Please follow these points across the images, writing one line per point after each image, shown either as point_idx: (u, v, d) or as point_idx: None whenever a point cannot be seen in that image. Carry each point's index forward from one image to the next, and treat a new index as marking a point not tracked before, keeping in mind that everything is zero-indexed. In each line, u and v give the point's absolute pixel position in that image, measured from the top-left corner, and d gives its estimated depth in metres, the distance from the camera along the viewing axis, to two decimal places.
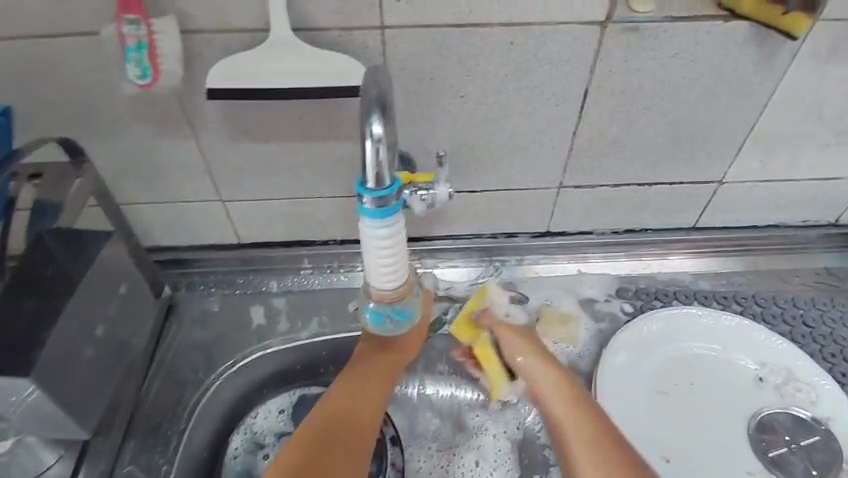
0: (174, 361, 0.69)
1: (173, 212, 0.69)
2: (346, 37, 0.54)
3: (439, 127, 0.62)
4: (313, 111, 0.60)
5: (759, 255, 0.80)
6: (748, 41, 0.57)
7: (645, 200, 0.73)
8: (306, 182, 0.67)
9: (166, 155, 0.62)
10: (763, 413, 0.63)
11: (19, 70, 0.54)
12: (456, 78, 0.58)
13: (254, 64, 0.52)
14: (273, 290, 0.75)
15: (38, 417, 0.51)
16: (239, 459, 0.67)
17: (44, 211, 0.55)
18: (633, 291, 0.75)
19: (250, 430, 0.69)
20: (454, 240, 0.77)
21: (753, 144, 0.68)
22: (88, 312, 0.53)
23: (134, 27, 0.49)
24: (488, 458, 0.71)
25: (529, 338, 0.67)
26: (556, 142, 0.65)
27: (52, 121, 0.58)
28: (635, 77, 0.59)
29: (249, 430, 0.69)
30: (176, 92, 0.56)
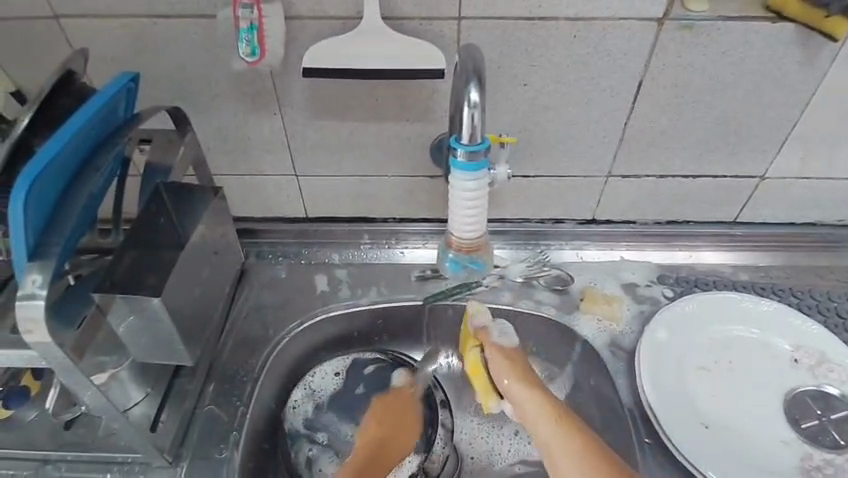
0: (245, 320, 0.76)
1: (251, 184, 0.76)
2: (426, 26, 0.60)
3: (501, 113, 0.68)
4: (388, 94, 0.66)
5: (797, 251, 0.83)
6: (794, 42, 0.62)
7: (688, 192, 0.77)
8: (374, 161, 0.73)
9: (254, 130, 0.69)
10: (798, 390, 0.68)
11: (141, 47, 0.61)
12: (520, 67, 0.64)
13: (346, 47, 0.59)
14: (335, 262, 0.82)
15: (151, 339, 0.56)
16: (300, 409, 0.71)
17: (155, 171, 0.60)
18: (673, 278, 0.79)
19: (310, 387, 0.74)
20: (504, 223, 0.81)
21: (795, 141, 0.71)
22: (196, 257, 0.60)
23: (247, 11, 0.57)
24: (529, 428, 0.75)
25: (511, 354, 0.60)
26: (608, 131, 0.70)
27: (158, 94, 0.66)
28: (685, 72, 0.64)
29: (308, 387, 0.74)
30: (270, 71, 0.63)
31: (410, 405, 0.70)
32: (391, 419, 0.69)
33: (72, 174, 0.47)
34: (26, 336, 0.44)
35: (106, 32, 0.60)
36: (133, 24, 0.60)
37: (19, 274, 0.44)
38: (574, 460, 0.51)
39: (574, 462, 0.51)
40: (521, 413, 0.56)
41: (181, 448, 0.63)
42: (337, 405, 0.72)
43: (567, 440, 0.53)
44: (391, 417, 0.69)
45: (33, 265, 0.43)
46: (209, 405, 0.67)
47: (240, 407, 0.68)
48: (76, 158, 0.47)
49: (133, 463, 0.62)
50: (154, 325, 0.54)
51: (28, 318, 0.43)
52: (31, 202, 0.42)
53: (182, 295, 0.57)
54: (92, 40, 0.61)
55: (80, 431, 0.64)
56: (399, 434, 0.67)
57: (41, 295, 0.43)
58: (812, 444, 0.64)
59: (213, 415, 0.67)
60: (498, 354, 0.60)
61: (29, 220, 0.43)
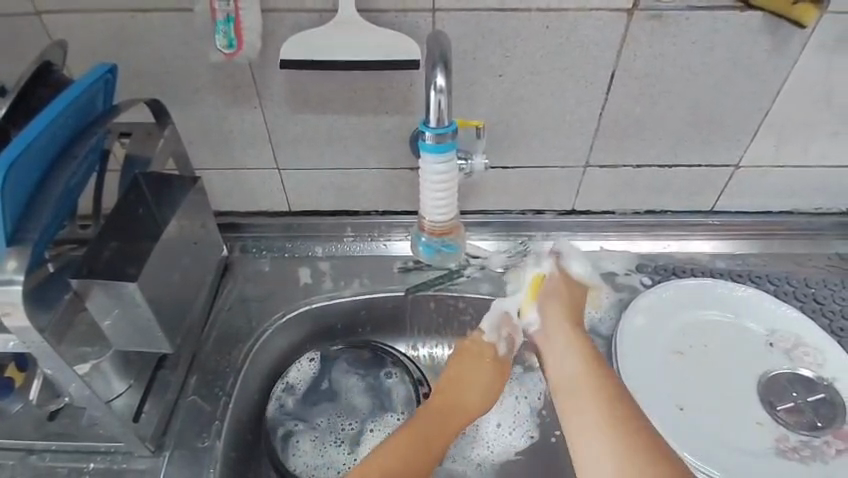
0: (229, 313, 0.76)
1: (233, 178, 0.77)
2: (401, 18, 0.61)
3: (478, 104, 0.69)
4: (366, 86, 0.67)
5: (775, 239, 0.84)
6: (761, 31, 0.64)
7: (665, 182, 0.79)
8: (354, 154, 0.74)
9: (234, 123, 0.70)
10: (772, 373, 0.69)
11: (120, 40, 0.62)
12: (496, 58, 0.65)
13: (322, 39, 0.60)
14: (318, 255, 0.82)
15: (132, 329, 0.57)
16: (277, 401, 0.73)
17: (134, 162, 0.62)
18: (652, 267, 0.80)
19: (286, 382, 0.75)
20: (485, 215, 0.82)
21: (768, 129, 0.73)
22: (175, 247, 0.61)
23: (224, 3, 0.58)
24: (507, 419, 0.75)
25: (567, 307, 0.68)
26: (584, 121, 0.71)
27: (138, 88, 0.66)
28: (657, 62, 0.66)
29: (286, 380, 0.75)
30: (249, 64, 0.64)
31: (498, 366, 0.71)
32: (479, 385, 0.70)
33: (49, 162, 0.48)
34: (5, 320, 0.44)
35: (86, 26, 0.61)
36: (111, 17, 0.60)
37: None
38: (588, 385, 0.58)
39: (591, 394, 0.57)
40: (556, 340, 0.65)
41: (163, 438, 0.64)
42: (314, 397, 0.75)
43: (594, 380, 0.59)
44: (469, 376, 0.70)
45: (11, 250, 0.44)
46: (192, 395, 0.68)
47: (222, 397, 0.68)
48: (54, 147, 0.48)
49: (116, 452, 0.63)
50: (133, 313, 0.55)
51: (5, 302, 0.43)
52: (8, 187, 0.43)
53: (160, 283, 0.58)
54: (72, 33, 0.62)
55: (64, 422, 0.64)
56: (475, 391, 0.69)
57: (19, 280, 0.43)
58: (786, 425, 0.65)
59: (196, 406, 0.67)
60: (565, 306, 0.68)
61: (7, 206, 0.43)
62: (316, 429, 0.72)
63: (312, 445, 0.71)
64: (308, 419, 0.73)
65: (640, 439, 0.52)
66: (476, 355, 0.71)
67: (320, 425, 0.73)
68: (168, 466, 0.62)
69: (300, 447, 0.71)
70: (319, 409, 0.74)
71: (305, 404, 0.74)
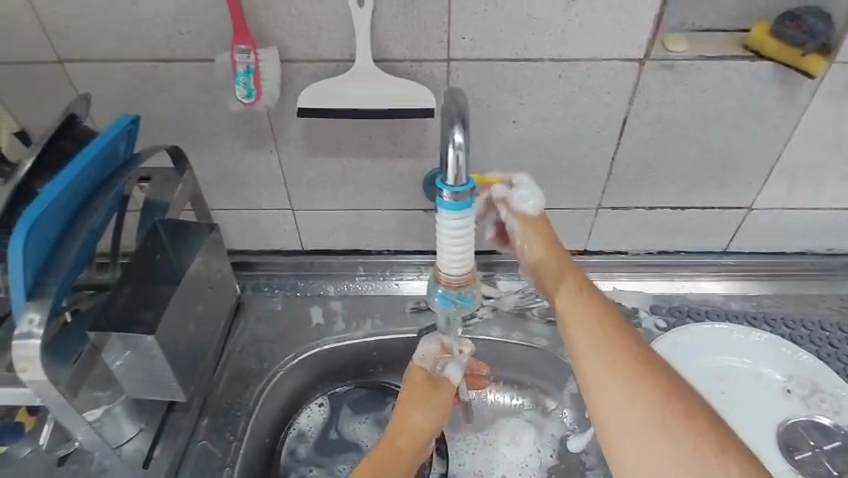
0: (240, 354, 0.76)
1: (248, 218, 0.77)
2: (416, 67, 0.63)
3: (491, 149, 0.70)
4: (381, 131, 0.68)
5: (789, 280, 0.83)
6: (772, 79, 0.64)
7: (678, 223, 0.79)
8: (367, 196, 0.75)
9: (251, 167, 0.71)
10: (790, 420, 0.68)
11: (141, 89, 0.64)
12: (509, 105, 0.66)
13: (339, 89, 0.61)
14: (330, 294, 0.82)
15: (146, 377, 0.56)
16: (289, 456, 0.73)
17: (154, 207, 0.62)
18: (666, 308, 0.80)
19: (297, 429, 0.75)
20: (497, 255, 0.82)
21: (780, 173, 0.73)
22: (191, 293, 0.61)
23: (245, 55, 0.58)
24: (515, 471, 0.73)
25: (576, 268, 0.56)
26: (596, 165, 0.72)
27: (158, 134, 0.68)
28: (668, 109, 0.66)
29: (296, 428, 0.75)
30: (267, 112, 0.66)
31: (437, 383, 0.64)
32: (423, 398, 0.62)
33: (72, 214, 0.48)
34: (23, 374, 0.44)
35: (108, 75, 0.63)
36: (134, 67, 0.62)
37: (15, 312, 0.44)
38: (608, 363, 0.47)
39: (619, 358, 0.47)
40: (569, 327, 0.51)
41: None
42: (325, 444, 0.75)
43: (611, 341, 0.48)
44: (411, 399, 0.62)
45: (31, 303, 0.44)
46: (202, 440, 0.67)
47: (233, 442, 0.68)
48: (77, 199, 0.48)
49: None
50: (148, 361, 0.55)
51: (24, 357, 0.44)
52: (33, 239, 0.43)
53: (176, 330, 0.58)
54: (95, 82, 0.63)
55: (73, 467, 0.64)
56: (419, 407, 0.62)
57: (37, 333, 0.44)
58: (807, 475, 0.64)
59: (207, 451, 0.66)
60: (566, 295, 0.53)
61: (30, 258, 0.44)
62: (330, 475, 0.72)
63: None
64: (322, 464, 0.73)
65: (674, 415, 0.44)
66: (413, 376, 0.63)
67: (337, 471, 0.73)
68: None
69: None
70: (331, 455, 0.74)
71: (318, 451, 0.74)
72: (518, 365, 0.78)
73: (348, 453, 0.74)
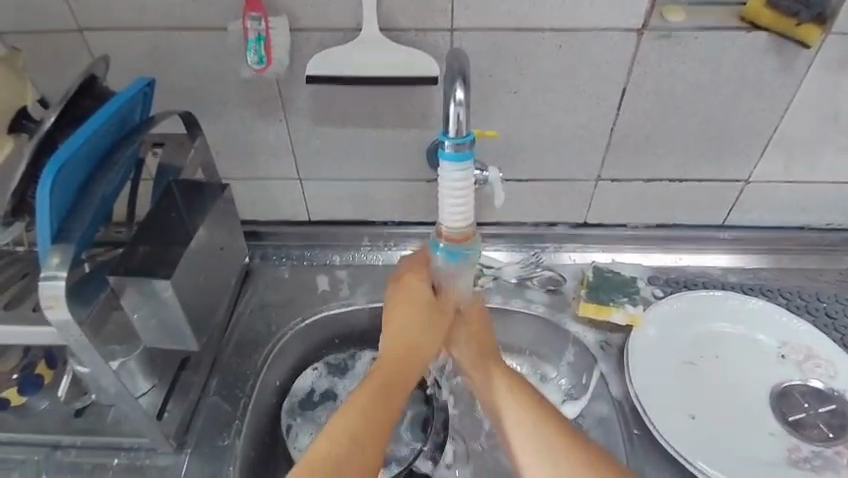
0: (249, 318, 0.79)
1: (258, 188, 0.80)
2: (421, 37, 0.65)
3: (493, 118, 0.72)
4: (387, 101, 0.70)
5: (787, 254, 0.85)
6: (768, 50, 0.66)
7: (677, 196, 0.80)
8: (373, 165, 0.77)
9: (260, 135, 0.73)
10: (784, 385, 0.70)
11: (156, 57, 0.66)
12: (511, 75, 0.68)
13: (345, 57, 0.63)
14: (336, 263, 0.85)
15: (161, 325, 0.60)
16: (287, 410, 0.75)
17: (167, 170, 0.64)
18: (664, 279, 0.81)
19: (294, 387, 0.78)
20: (499, 227, 0.84)
21: (777, 146, 0.75)
22: (203, 251, 0.64)
23: (255, 23, 0.61)
24: None
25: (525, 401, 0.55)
26: (595, 136, 0.73)
27: (171, 102, 0.70)
28: (666, 79, 0.68)
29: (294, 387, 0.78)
30: (277, 80, 0.68)
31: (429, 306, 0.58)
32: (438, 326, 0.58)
33: (93, 166, 0.51)
34: (48, 312, 0.47)
35: (124, 43, 0.65)
36: (149, 36, 0.65)
37: (41, 255, 0.47)
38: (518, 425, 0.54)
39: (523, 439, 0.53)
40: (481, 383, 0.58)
41: (185, 435, 0.66)
42: (319, 400, 0.77)
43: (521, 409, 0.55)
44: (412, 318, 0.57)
45: (55, 247, 0.47)
46: (213, 395, 0.70)
47: (242, 397, 0.71)
48: (97, 153, 0.51)
49: (139, 449, 0.65)
50: (163, 311, 0.58)
51: (49, 295, 0.46)
52: (58, 185, 0.46)
53: (189, 282, 0.61)
54: (112, 50, 0.66)
55: (90, 418, 0.67)
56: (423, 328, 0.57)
57: (61, 275, 0.46)
58: (800, 435, 0.66)
59: (217, 406, 0.69)
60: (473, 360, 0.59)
61: (55, 203, 0.46)
62: (317, 424, 0.75)
63: (311, 438, 0.73)
64: (313, 415, 0.75)
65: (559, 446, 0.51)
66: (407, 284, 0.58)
67: (323, 421, 0.75)
68: (189, 463, 0.64)
69: (300, 441, 0.73)
70: (322, 409, 0.76)
71: (311, 405, 0.76)
72: (518, 331, 0.80)
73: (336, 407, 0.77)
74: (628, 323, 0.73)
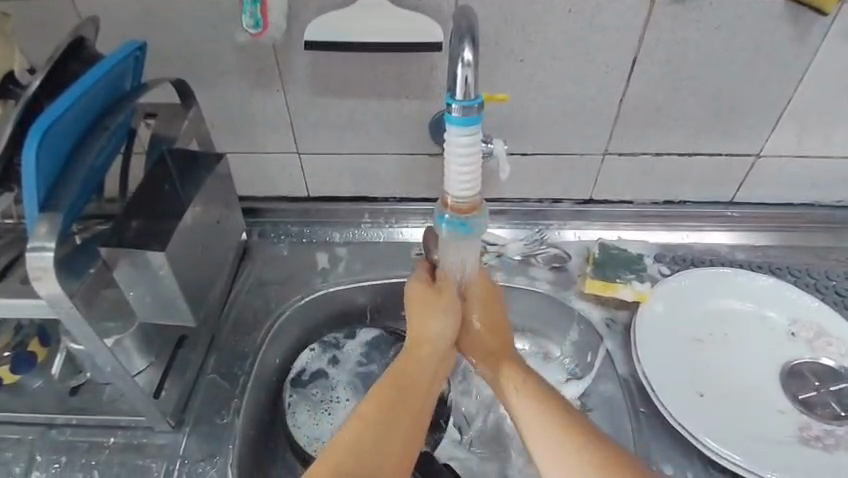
0: (247, 295, 0.77)
1: (255, 162, 0.77)
2: (424, 1, 0.62)
3: (498, 89, 0.69)
4: (388, 71, 0.68)
5: (796, 231, 0.83)
6: (785, 16, 0.63)
7: (685, 171, 0.78)
8: (373, 138, 0.74)
9: (257, 106, 0.71)
10: (794, 363, 0.69)
11: (147, 22, 0.63)
12: (517, 43, 0.65)
13: (345, 21, 0.61)
14: (335, 241, 0.83)
15: (155, 301, 0.58)
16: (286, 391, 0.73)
17: (161, 140, 0.61)
18: (670, 257, 0.79)
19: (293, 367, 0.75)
20: (502, 203, 0.82)
21: (790, 119, 0.72)
22: (197, 225, 0.62)
23: None
24: None
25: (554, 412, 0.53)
26: (603, 108, 0.71)
27: (163, 71, 0.67)
28: (678, 48, 0.66)
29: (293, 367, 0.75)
30: (274, 48, 0.65)
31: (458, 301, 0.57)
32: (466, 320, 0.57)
33: (82, 133, 0.49)
34: (36, 286, 0.45)
35: (114, 7, 0.62)
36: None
37: (29, 225, 0.45)
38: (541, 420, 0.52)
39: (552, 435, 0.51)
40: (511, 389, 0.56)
41: (183, 414, 0.65)
42: (318, 379, 0.75)
43: (541, 400, 0.53)
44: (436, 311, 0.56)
45: (43, 216, 0.45)
46: (211, 373, 0.69)
47: (241, 375, 0.69)
48: (86, 119, 0.49)
49: (136, 428, 0.63)
50: (158, 285, 0.56)
51: (37, 267, 0.44)
52: (45, 151, 0.44)
53: (184, 255, 0.59)
54: (101, 14, 0.63)
55: (85, 397, 0.65)
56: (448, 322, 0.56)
57: (50, 246, 0.44)
58: (810, 414, 0.65)
59: (215, 384, 0.68)
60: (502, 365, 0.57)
61: (42, 171, 0.44)
62: (315, 404, 0.72)
63: (308, 416, 0.71)
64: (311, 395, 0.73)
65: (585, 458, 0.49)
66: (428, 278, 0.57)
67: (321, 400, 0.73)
68: (188, 442, 0.63)
69: (297, 419, 0.70)
70: (321, 389, 0.74)
71: (309, 384, 0.74)
72: (522, 309, 0.79)
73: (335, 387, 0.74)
74: (635, 300, 0.72)
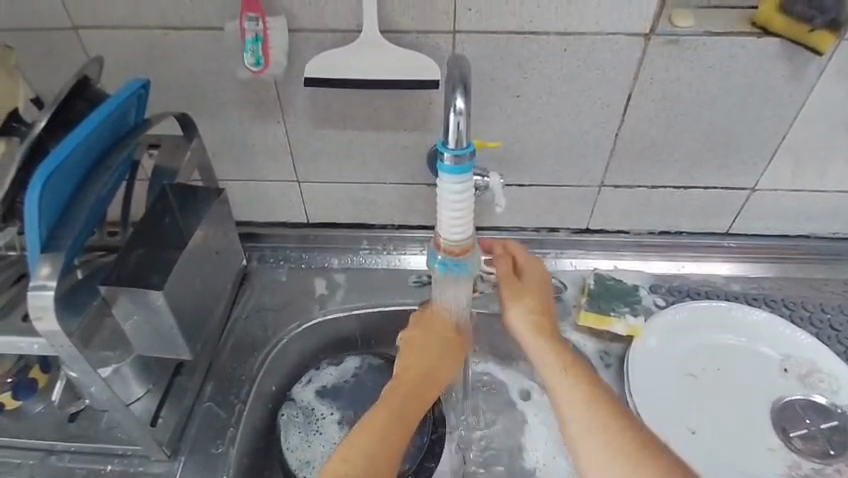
0: (246, 322, 0.78)
1: (256, 189, 0.79)
2: (422, 39, 0.63)
3: (496, 123, 0.70)
4: (387, 103, 0.69)
5: (791, 262, 0.83)
6: (777, 57, 0.64)
7: (681, 203, 0.79)
8: (371, 169, 0.75)
9: (258, 137, 0.72)
10: (786, 399, 0.69)
11: (152, 56, 0.65)
12: (514, 79, 0.66)
13: (344, 59, 0.62)
14: (334, 267, 0.83)
15: (154, 333, 0.59)
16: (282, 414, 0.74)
17: (163, 173, 0.64)
18: (665, 288, 0.80)
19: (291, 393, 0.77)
20: (500, 232, 0.83)
21: (784, 155, 0.73)
22: (197, 257, 0.63)
23: (253, 23, 0.60)
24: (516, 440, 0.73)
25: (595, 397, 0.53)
26: (599, 142, 0.72)
27: (167, 103, 0.69)
28: (674, 85, 0.66)
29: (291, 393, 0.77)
30: (275, 82, 0.67)
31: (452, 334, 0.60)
32: (447, 353, 0.59)
33: (85, 173, 0.50)
34: (36, 324, 0.46)
35: (120, 44, 0.64)
36: (144, 35, 0.63)
37: (31, 265, 0.46)
38: (580, 404, 0.53)
39: (580, 412, 0.52)
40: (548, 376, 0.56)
41: (179, 442, 0.65)
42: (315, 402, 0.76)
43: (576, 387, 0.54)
44: (430, 349, 0.58)
45: (45, 257, 0.46)
46: (208, 401, 0.69)
47: (238, 404, 0.70)
48: (90, 159, 0.50)
49: (132, 456, 0.64)
50: (156, 319, 0.57)
51: (37, 306, 0.45)
52: (48, 194, 0.45)
53: (184, 288, 0.60)
54: (107, 48, 0.64)
55: (83, 423, 0.66)
56: (442, 358, 0.58)
57: (51, 285, 0.45)
58: (799, 451, 0.65)
59: (211, 412, 0.68)
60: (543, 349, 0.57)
61: (45, 213, 0.45)
62: (308, 427, 0.74)
63: (300, 438, 0.72)
64: (307, 416, 0.74)
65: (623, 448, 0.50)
66: (428, 317, 0.60)
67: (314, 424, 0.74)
68: (183, 471, 0.64)
69: (290, 443, 0.72)
70: (316, 412, 0.75)
71: (305, 407, 0.75)
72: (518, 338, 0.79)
73: (330, 410, 0.76)
74: (628, 334, 0.73)
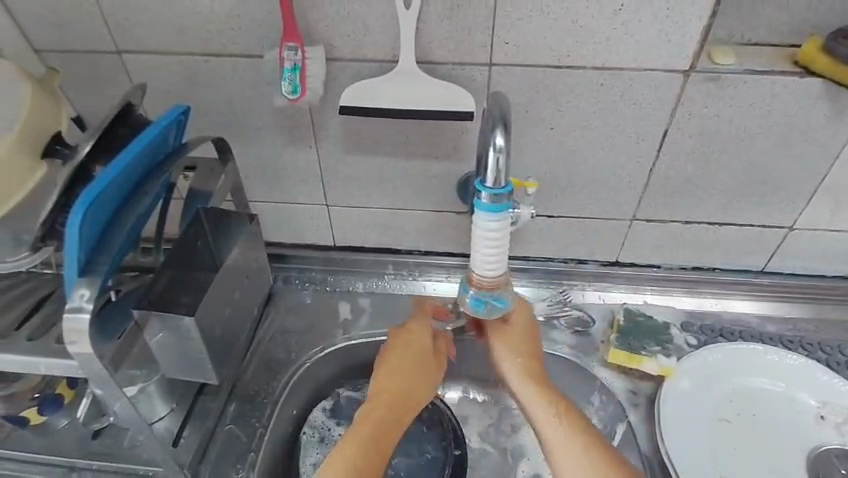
0: (270, 343, 0.78)
1: (285, 211, 0.79)
2: (458, 70, 0.63)
3: (528, 154, 0.70)
4: (418, 132, 0.69)
5: (829, 304, 0.80)
6: (820, 96, 0.62)
7: (714, 240, 0.77)
8: (400, 195, 0.75)
9: (290, 161, 0.73)
10: (822, 448, 0.66)
11: (192, 81, 0.66)
12: (548, 112, 0.66)
13: (379, 89, 0.62)
14: (359, 291, 0.83)
15: (182, 356, 0.59)
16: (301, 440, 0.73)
17: (197, 197, 0.64)
18: (698, 326, 0.78)
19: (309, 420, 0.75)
20: (527, 262, 0.82)
21: (824, 195, 0.71)
22: (228, 280, 0.63)
23: (292, 52, 0.60)
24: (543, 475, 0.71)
25: None
26: (633, 176, 0.71)
27: (205, 126, 0.70)
28: (712, 121, 0.65)
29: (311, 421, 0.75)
30: (310, 109, 0.67)
31: (427, 353, 0.67)
32: (423, 371, 0.65)
33: (125, 197, 0.51)
34: (70, 347, 0.47)
35: (162, 68, 0.65)
36: (187, 61, 0.65)
37: (68, 287, 0.47)
38: None
39: None
40: None
41: (199, 465, 0.65)
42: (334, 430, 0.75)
43: None
44: (408, 368, 0.64)
45: (82, 279, 0.46)
46: (229, 424, 0.69)
47: (259, 428, 0.70)
48: (130, 183, 0.51)
49: None
50: (185, 343, 0.57)
51: (73, 329, 0.46)
52: (90, 217, 0.46)
53: (213, 312, 0.60)
54: (150, 73, 0.66)
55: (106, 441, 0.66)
56: (416, 377, 0.64)
57: (87, 308, 0.46)
58: None
59: (232, 435, 0.68)
60: None
61: (86, 236, 0.46)
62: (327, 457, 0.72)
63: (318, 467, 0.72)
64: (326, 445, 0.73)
65: None
66: (405, 333, 0.67)
67: None
68: None
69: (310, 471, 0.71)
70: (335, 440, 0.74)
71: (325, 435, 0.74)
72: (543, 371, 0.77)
73: None
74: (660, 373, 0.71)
